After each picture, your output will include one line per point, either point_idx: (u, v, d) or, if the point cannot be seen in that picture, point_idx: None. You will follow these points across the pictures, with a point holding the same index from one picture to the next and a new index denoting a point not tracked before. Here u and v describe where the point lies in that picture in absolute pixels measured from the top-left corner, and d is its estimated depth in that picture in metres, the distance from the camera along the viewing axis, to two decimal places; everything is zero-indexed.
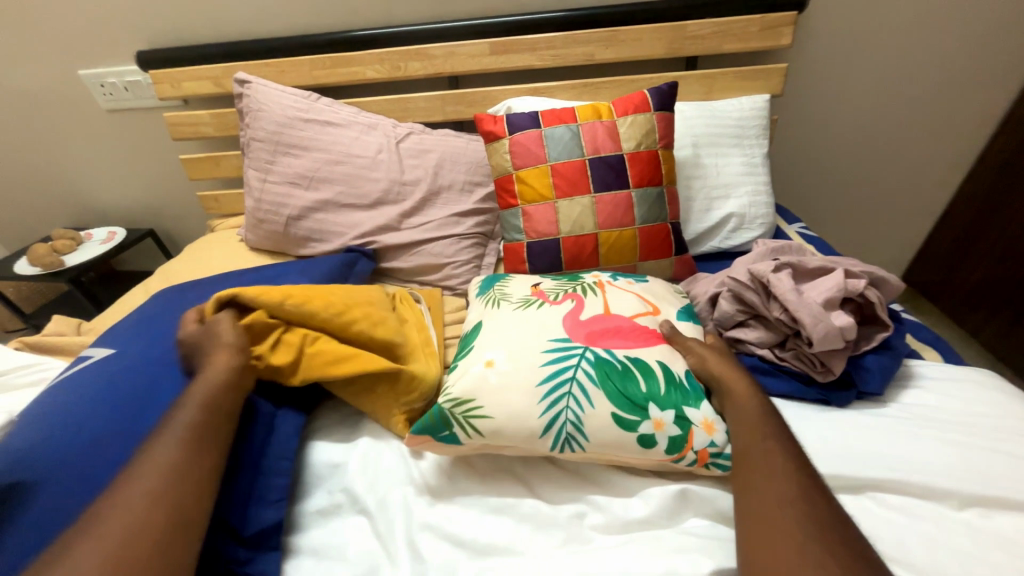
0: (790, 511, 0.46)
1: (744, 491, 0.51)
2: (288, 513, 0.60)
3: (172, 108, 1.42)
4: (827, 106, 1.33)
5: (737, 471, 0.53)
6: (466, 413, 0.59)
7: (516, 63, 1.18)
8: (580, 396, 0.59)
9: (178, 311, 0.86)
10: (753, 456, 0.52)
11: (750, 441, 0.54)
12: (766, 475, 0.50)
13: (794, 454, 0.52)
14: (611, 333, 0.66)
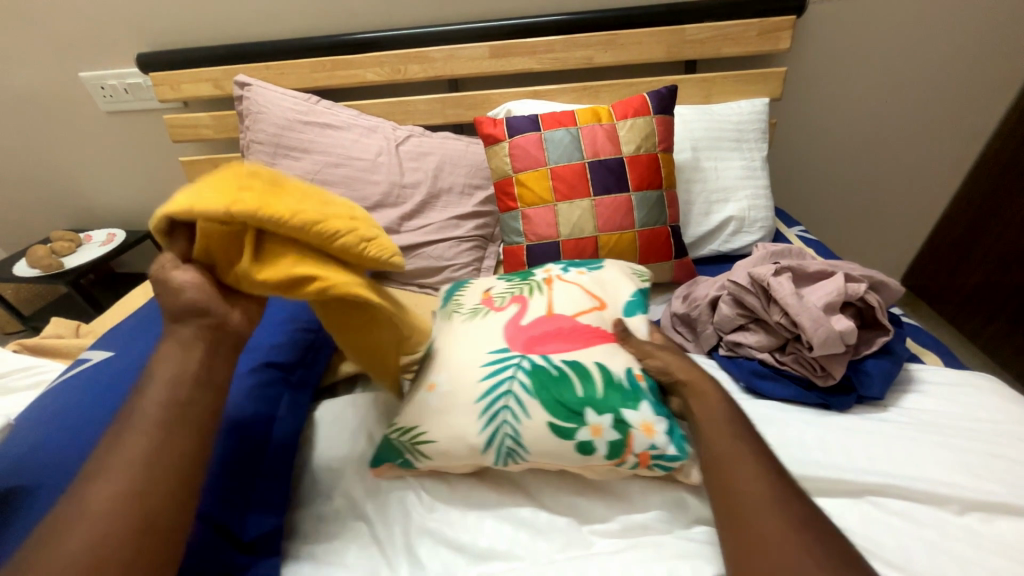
0: (779, 519, 0.45)
1: (724, 498, 0.49)
2: (287, 518, 0.60)
3: (173, 110, 1.42)
4: (826, 109, 1.33)
5: (713, 477, 0.52)
6: (413, 439, 0.60)
7: (516, 66, 1.19)
8: (516, 408, 0.58)
9: None
10: (723, 454, 0.52)
11: (717, 439, 0.54)
12: (748, 480, 0.49)
13: (761, 450, 0.52)
14: (551, 337, 0.65)
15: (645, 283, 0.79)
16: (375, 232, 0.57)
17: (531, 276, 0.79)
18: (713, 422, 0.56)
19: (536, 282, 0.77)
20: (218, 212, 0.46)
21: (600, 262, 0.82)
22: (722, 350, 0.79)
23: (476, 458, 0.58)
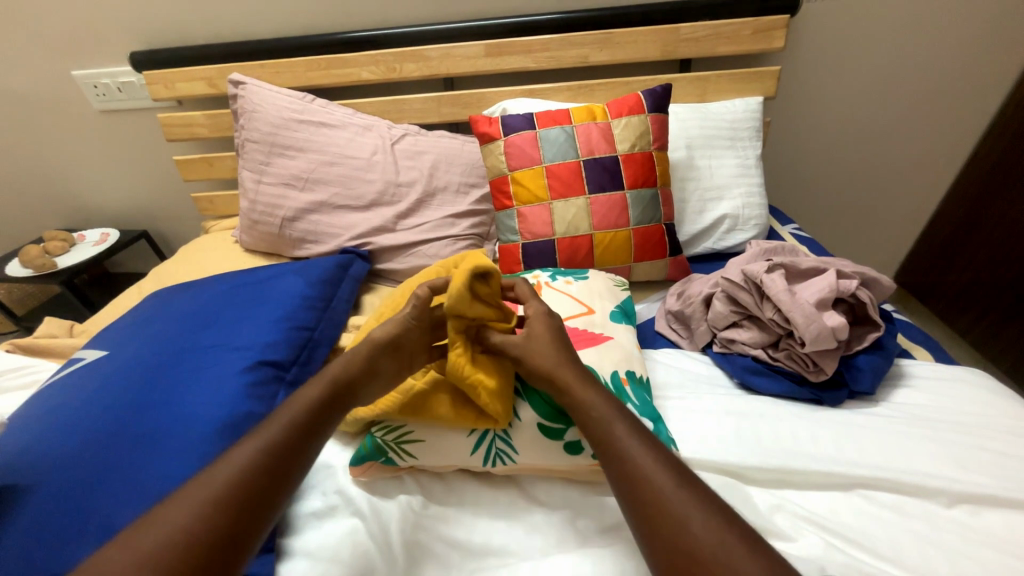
0: (716, 536, 0.40)
1: (647, 521, 0.43)
2: (283, 515, 0.60)
3: (167, 109, 1.41)
4: (820, 108, 1.34)
5: (629, 500, 0.45)
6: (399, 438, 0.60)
7: (511, 65, 1.19)
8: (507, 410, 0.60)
9: (171, 312, 0.86)
10: (634, 478, 0.45)
11: (625, 462, 0.47)
12: (665, 493, 0.44)
13: (662, 457, 0.47)
14: None
15: (626, 292, 0.82)
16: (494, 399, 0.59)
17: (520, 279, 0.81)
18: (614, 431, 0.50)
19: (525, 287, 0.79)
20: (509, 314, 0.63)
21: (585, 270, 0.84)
22: (716, 346, 0.79)
23: (467, 460, 0.60)
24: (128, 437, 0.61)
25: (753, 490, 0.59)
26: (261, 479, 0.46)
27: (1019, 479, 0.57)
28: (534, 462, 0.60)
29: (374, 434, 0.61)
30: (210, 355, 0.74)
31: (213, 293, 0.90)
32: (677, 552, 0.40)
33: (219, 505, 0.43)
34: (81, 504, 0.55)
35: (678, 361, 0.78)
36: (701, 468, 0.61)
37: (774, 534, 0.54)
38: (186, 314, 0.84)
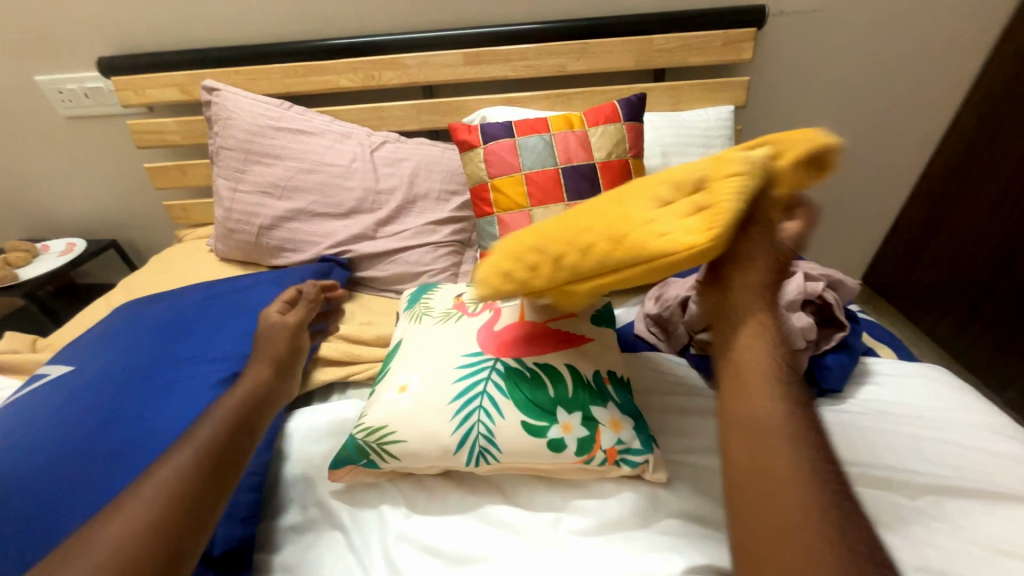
0: (805, 530, 0.33)
1: (741, 485, 0.37)
2: (261, 530, 0.59)
3: (137, 115, 1.38)
4: (788, 116, 1.39)
5: (738, 446, 0.39)
6: (381, 442, 0.60)
7: (490, 73, 1.20)
8: (490, 410, 0.60)
9: (142, 324, 0.83)
10: (757, 428, 0.39)
11: (746, 408, 0.40)
12: (775, 471, 0.36)
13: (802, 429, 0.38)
14: (523, 341, 0.67)
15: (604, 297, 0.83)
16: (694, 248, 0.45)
17: None
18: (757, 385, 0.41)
19: None
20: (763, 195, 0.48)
21: None
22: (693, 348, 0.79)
23: (447, 460, 0.59)
24: (94, 455, 0.59)
25: None
26: (201, 481, 0.47)
27: (977, 469, 0.61)
28: (516, 465, 0.60)
29: (354, 437, 0.61)
30: (182, 368, 0.73)
31: (184, 304, 0.88)
32: (753, 528, 0.35)
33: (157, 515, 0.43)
34: (41, 528, 0.53)
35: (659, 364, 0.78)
36: (679, 468, 0.62)
37: None
38: (157, 325, 0.82)
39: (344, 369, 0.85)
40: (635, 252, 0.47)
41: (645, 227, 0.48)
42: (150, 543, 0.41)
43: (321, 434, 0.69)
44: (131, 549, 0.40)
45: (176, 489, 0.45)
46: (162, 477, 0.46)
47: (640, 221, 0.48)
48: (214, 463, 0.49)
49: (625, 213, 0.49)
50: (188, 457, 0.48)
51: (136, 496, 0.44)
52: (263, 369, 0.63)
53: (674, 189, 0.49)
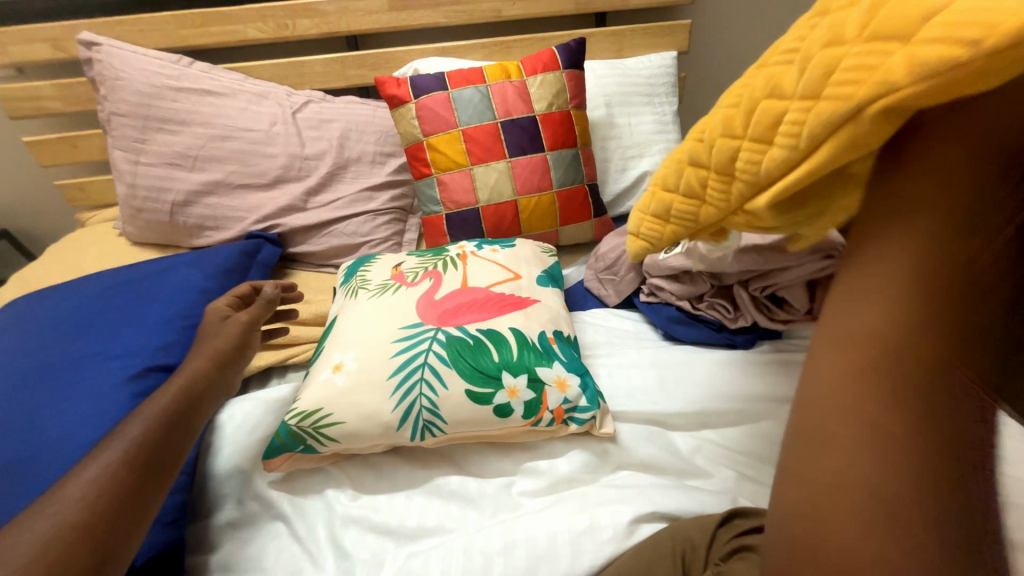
0: (891, 498, 0.23)
1: (809, 412, 0.27)
2: (194, 531, 0.55)
3: (3, 79, 1.17)
4: (731, 62, 1.37)
5: (828, 362, 0.27)
6: (315, 425, 0.56)
7: (419, 20, 1.09)
8: (432, 381, 0.57)
9: (34, 321, 0.73)
10: (861, 353, 0.26)
11: (862, 326, 0.26)
12: (872, 416, 0.24)
13: (935, 376, 0.24)
14: (464, 308, 0.64)
15: (553, 258, 0.81)
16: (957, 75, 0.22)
17: (444, 250, 0.77)
18: (890, 290, 0.26)
19: (449, 257, 0.75)
20: None
21: (510, 239, 0.81)
22: (642, 295, 0.77)
23: (392, 436, 0.56)
24: None
25: (675, 436, 0.62)
26: (137, 474, 0.43)
27: None
28: (463, 434, 0.58)
29: (286, 423, 0.57)
30: (86, 366, 0.65)
31: (85, 294, 0.77)
32: (802, 465, 0.26)
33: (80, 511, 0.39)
34: None
35: (606, 320, 0.78)
36: (628, 420, 0.63)
37: (693, 473, 0.58)
38: (54, 321, 0.72)
39: (281, 352, 0.79)
40: (825, 109, 0.27)
41: (883, 28, 0.25)
42: (76, 546, 0.37)
43: (256, 423, 0.64)
44: (56, 552, 0.36)
45: (106, 486, 0.41)
46: (89, 474, 0.41)
47: (872, 30, 0.26)
48: (151, 453, 0.45)
49: (850, 19, 0.27)
50: (117, 452, 0.44)
51: (57, 497, 0.39)
52: (204, 361, 0.57)
53: None
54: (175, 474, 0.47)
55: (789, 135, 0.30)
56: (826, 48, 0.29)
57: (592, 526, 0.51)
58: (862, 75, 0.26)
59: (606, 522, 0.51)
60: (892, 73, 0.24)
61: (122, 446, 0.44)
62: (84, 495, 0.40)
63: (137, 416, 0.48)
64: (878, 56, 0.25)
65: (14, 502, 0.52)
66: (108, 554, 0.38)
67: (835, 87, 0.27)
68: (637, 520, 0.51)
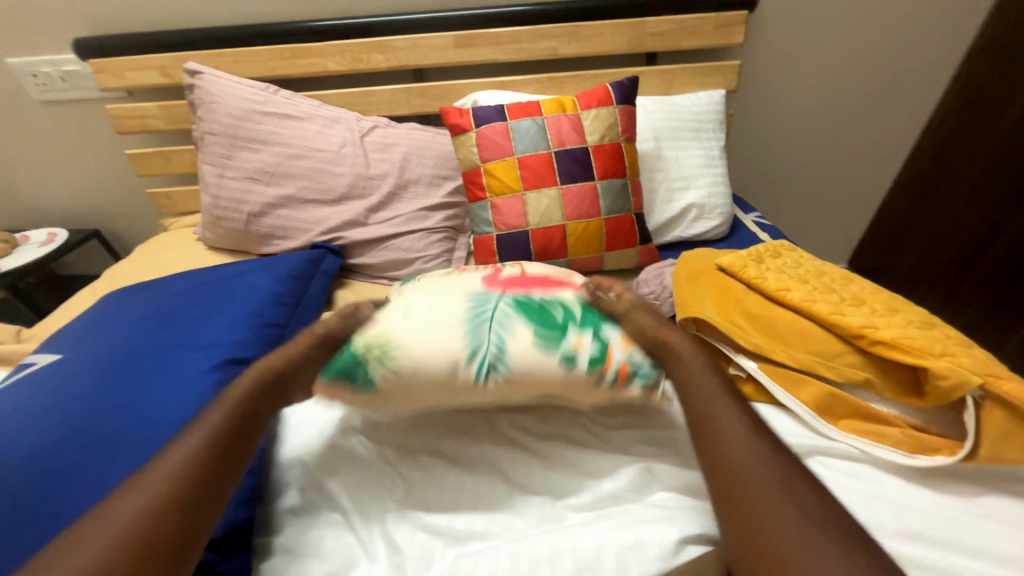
0: (803, 532, 0.41)
1: (727, 497, 0.46)
2: (260, 514, 0.59)
3: (117, 100, 1.33)
4: (779, 101, 1.40)
5: (721, 481, 0.47)
6: (387, 353, 0.60)
7: (481, 56, 1.18)
8: (503, 325, 0.61)
9: (134, 311, 0.81)
10: (737, 463, 0.47)
11: (727, 444, 0.49)
12: (776, 497, 0.44)
13: (772, 458, 0.48)
14: (526, 283, 0.70)
15: None
16: (739, 322, 0.69)
17: None
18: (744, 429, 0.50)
19: None
20: (721, 263, 0.78)
21: None
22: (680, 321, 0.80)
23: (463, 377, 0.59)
24: (95, 443, 0.58)
25: None
26: (214, 460, 0.48)
27: None
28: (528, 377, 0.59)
29: (360, 347, 0.61)
30: (173, 354, 0.71)
31: (175, 291, 0.86)
32: (751, 532, 0.43)
33: (168, 493, 0.44)
34: (40, 514, 0.52)
35: None
36: (673, 444, 0.63)
37: None
38: (146, 312, 0.80)
39: None
40: (744, 327, 0.69)
41: (744, 316, 0.70)
42: (166, 524, 0.42)
43: (317, 420, 0.69)
44: (155, 522, 0.41)
45: (189, 468, 0.46)
46: (183, 453, 0.47)
47: (743, 316, 0.70)
48: (233, 437, 0.50)
49: (738, 309, 0.71)
50: (203, 434, 0.49)
51: (156, 472, 0.45)
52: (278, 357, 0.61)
53: (708, 271, 0.80)
54: (252, 457, 0.52)
55: (763, 341, 0.67)
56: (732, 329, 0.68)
57: (637, 543, 0.52)
58: (739, 324, 0.69)
59: (652, 541, 0.52)
60: (742, 327, 0.69)
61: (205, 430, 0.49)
62: (174, 475, 0.45)
63: (217, 405, 0.53)
64: (737, 314, 0.71)
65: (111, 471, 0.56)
66: (200, 526, 0.43)
67: (740, 324, 0.69)
68: (683, 541, 0.52)
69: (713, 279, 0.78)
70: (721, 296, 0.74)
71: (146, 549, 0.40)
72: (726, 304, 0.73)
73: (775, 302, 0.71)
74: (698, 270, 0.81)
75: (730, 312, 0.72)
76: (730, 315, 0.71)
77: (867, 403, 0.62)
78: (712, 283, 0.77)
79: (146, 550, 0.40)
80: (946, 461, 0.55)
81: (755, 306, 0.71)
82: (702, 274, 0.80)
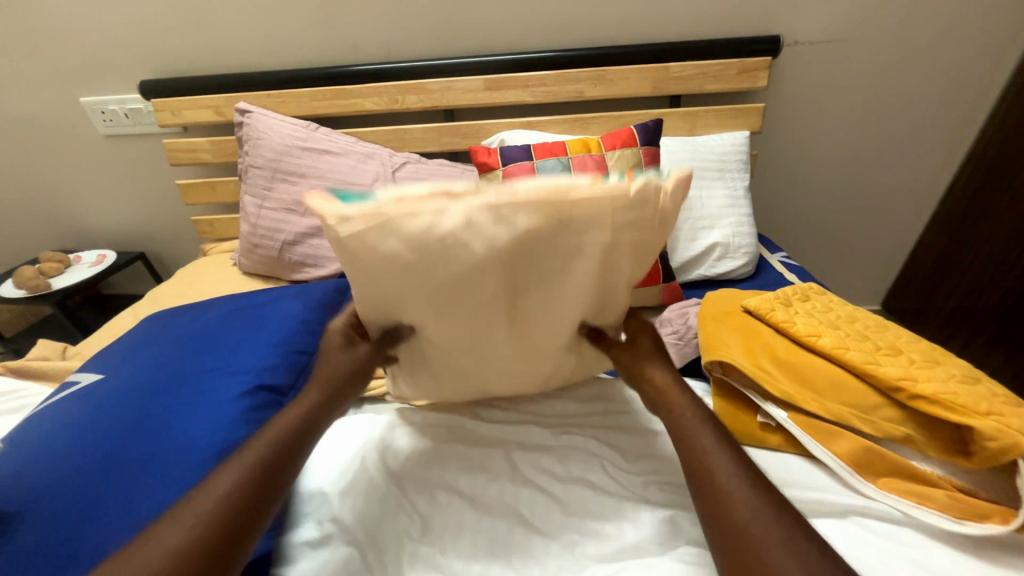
0: None
1: (728, 553, 0.43)
2: (279, 544, 0.59)
3: (172, 134, 1.44)
4: (804, 141, 1.40)
5: (726, 542, 0.44)
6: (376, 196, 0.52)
7: (509, 98, 1.24)
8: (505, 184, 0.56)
9: (170, 334, 0.84)
10: (746, 524, 0.44)
11: (734, 500, 0.46)
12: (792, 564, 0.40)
13: (782, 515, 0.44)
14: None
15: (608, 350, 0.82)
16: (766, 366, 0.68)
17: None
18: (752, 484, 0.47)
19: None
20: (747, 304, 0.78)
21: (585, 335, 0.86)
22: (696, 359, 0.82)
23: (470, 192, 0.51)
24: (126, 465, 0.59)
25: None
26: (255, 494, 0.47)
27: None
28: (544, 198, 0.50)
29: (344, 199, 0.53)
30: (204, 378, 0.73)
31: (212, 316, 0.89)
32: None
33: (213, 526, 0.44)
34: (69, 533, 0.53)
35: None
36: None
37: None
38: (184, 335, 0.83)
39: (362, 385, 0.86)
40: (774, 372, 0.67)
41: (774, 361, 0.68)
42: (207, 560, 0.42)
43: (338, 451, 0.70)
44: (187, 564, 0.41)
45: (230, 503, 0.45)
46: (219, 488, 0.47)
47: (772, 360, 0.68)
48: (269, 470, 0.49)
49: (767, 353, 0.70)
50: (244, 465, 0.49)
51: (195, 504, 0.45)
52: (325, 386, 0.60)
53: (734, 312, 0.79)
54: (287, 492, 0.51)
55: (794, 389, 0.65)
56: (760, 373, 0.66)
57: None
58: (768, 369, 0.67)
59: None
60: (771, 372, 0.67)
61: (248, 458, 0.50)
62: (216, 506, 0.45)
63: (265, 433, 0.53)
64: (766, 358, 0.69)
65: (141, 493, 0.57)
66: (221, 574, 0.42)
67: (769, 367, 0.67)
68: None
69: (741, 321, 0.77)
70: (748, 339, 0.73)
71: None
72: (754, 346, 0.71)
73: (804, 347, 0.69)
74: (724, 312, 0.80)
75: (759, 354, 0.70)
76: (757, 359, 0.69)
77: (909, 462, 0.59)
78: (738, 325, 0.76)
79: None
80: (1000, 530, 0.51)
81: (783, 349, 0.69)
82: (727, 315, 0.79)
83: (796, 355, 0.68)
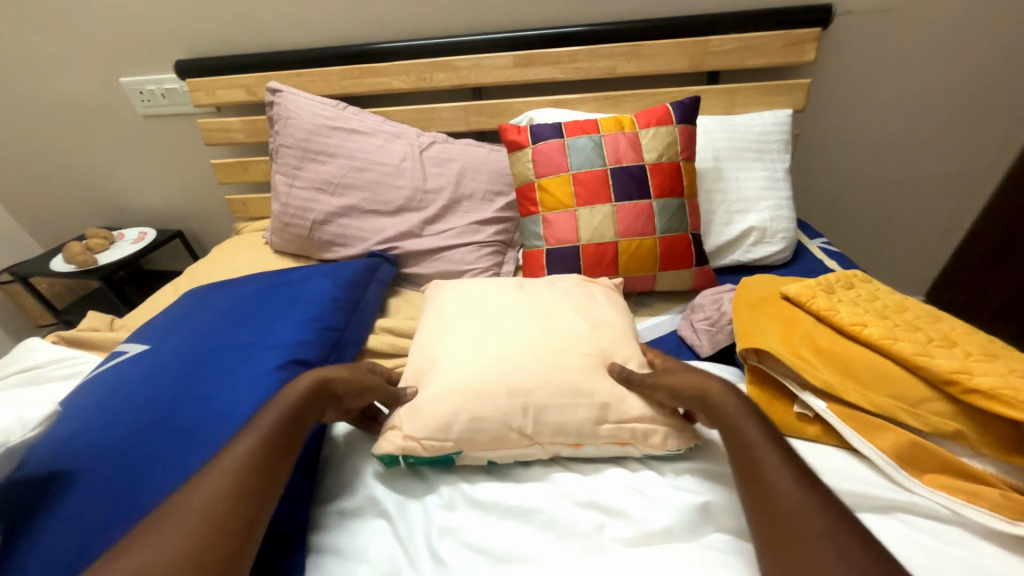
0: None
1: (771, 546, 0.43)
2: (315, 513, 0.61)
3: (206, 114, 1.47)
4: (851, 120, 1.32)
5: (771, 537, 0.44)
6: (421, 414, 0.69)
7: (539, 75, 1.21)
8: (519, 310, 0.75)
9: (207, 310, 0.87)
10: (792, 518, 0.44)
11: (781, 495, 0.46)
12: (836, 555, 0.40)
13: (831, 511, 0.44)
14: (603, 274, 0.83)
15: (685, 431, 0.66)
16: (806, 354, 0.65)
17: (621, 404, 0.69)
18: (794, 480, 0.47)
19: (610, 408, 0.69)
20: (786, 290, 0.75)
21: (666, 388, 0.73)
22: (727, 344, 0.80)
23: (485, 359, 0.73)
24: (172, 431, 0.62)
25: None
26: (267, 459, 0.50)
27: None
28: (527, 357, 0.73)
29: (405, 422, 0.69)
30: (242, 352, 0.75)
31: (247, 292, 0.91)
32: None
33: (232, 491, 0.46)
34: (120, 492, 0.56)
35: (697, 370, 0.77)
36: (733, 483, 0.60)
37: None
38: (222, 310, 0.85)
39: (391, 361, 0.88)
40: (815, 361, 0.64)
41: (814, 350, 0.66)
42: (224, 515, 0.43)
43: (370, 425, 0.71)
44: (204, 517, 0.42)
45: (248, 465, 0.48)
46: (239, 451, 0.49)
47: (812, 349, 0.66)
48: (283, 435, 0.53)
49: (806, 341, 0.67)
50: (259, 434, 0.52)
51: (219, 465, 0.48)
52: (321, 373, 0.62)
53: (770, 300, 0.76)
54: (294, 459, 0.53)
55: (834, 379, 0.62)
56: (799, 361, 0.64)
57: None
58: (807, 357, 0.65)
59: None
60: (811, 360, 0.64)
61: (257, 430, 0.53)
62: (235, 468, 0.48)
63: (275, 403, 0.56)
64: (806, 347, 0.66)
65: (185, 458, 0.59)
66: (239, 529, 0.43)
67: (808, 356, 0.65)
68: None
69: (779, 308, 0.74)
70: (788, 326, 0.70)
71: (211, 542, 0.41)
72: (793, 334, 0.68)
73: (846, 337, 0.66)
74: (761, 299, 0.77)
75: (798, 342, 0.67)
76: (796, 347, 0.66)
77: (959, 458, 0.56)
78: (776, 312, 0.73)
79: (208, 541, 0.41)
80: None
81: (823, 337, 0.67)
82: (764, 302, 0.76)
83: (838, 343, 0.65)
